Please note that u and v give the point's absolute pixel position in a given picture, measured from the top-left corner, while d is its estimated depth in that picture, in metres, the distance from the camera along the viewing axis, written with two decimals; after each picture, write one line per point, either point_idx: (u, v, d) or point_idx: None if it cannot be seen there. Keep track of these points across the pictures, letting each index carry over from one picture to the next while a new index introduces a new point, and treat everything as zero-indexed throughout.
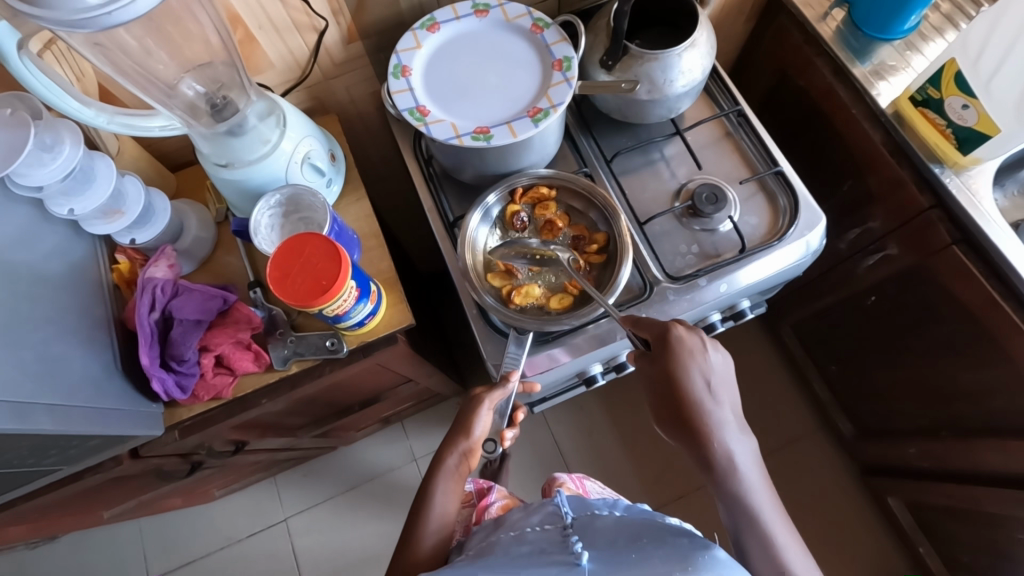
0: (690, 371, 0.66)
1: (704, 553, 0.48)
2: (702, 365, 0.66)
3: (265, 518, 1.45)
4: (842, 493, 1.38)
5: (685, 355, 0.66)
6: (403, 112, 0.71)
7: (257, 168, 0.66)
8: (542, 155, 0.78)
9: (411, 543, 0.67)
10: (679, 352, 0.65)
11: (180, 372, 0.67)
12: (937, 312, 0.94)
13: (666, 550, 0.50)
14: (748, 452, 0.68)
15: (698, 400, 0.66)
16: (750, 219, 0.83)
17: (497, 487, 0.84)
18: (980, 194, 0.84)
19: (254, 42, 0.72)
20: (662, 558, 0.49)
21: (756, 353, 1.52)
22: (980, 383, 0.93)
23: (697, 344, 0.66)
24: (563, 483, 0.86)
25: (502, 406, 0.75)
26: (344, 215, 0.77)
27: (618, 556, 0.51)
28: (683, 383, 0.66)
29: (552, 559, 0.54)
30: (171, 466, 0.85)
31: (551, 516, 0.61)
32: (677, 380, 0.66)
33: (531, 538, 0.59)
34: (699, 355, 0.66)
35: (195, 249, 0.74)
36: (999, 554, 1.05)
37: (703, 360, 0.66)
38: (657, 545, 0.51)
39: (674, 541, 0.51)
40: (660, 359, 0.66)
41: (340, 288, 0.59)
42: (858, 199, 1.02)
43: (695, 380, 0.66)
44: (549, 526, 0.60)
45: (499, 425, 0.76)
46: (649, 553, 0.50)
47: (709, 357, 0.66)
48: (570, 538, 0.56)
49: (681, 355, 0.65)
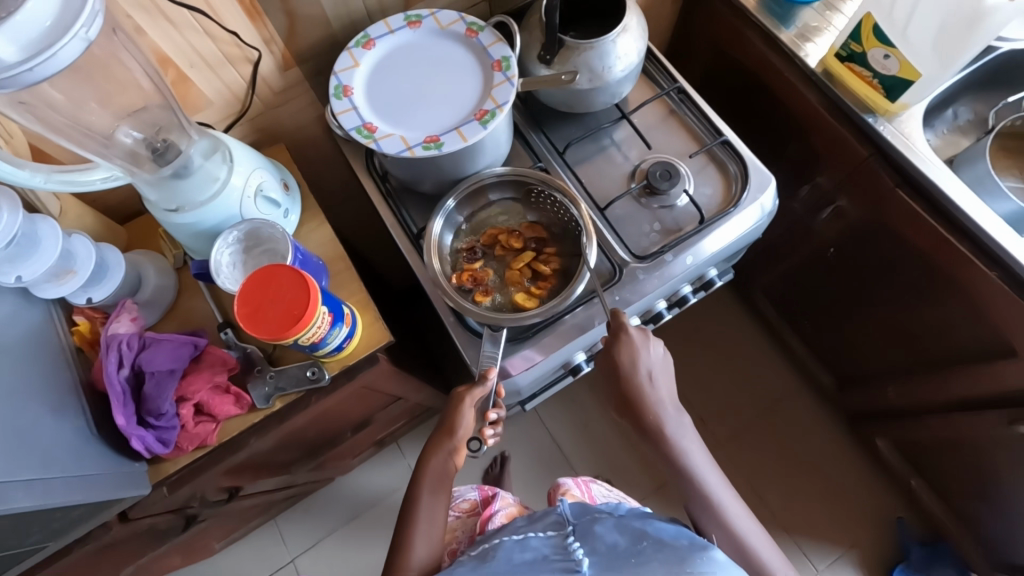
0: (634, 363, 0.70)
1: (702, 555, 0.53)
2: (646, 358, 0.71)
3: (272, 563, 1.41)
4: (832, 440, 1.44)
5: (631, 350, 0.70)
6: (351, 131, 0.70)
7: (210, 207, 0.65)
8: (496, 154, 0.78)
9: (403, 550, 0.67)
10: (627, 347, 0.70)
11: (160, 426, 0.65)
12: (889, 253, 0.99)
13: (666, 553, 0.54)
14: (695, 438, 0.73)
15: (641, 389, 0.71)
16: (705, 189, 0.86)
17: (502, 494, 0.84)
18: (913, 137, 0.89)
19: (187, 80, 0.71)
20: (662, 561, 0.53)
21: (732, 319, 1.56)
22: (940, 314, 0.98)
23: (641, 340, 0.70)
24: (568, 491, 0.85)
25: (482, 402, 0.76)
26: (307, 242, 0.77)
27: (619, 560, 0.55)
28: (629, 374, 0.71)
29: (555, 567, 0.56)
30: (165, 523, 0.83)
31: (555, 522, 0.63)
32: (625, 374, 0.71)
33: (535, 544, 0.60)
34: (643, 349, 0.70)
35: (158, 298, 0.72)
36: (982, 473, 1.10)
37: (646, 356, 0.71)
38: (658, 548, 0.55)
39: (674, 543, 0.56)
40: (610, 353, 0.71)
41: (312, 315, 0.58)
42: (803, 156, 1.06)
43: (640, 371, 0.71)
44: (553, 533, 0.61)
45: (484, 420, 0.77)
46: (648, 556, 0.54)
47: (649, 352, 0.71)
48: (571, 542, 0.59)
49: (629, 349, 0.70)
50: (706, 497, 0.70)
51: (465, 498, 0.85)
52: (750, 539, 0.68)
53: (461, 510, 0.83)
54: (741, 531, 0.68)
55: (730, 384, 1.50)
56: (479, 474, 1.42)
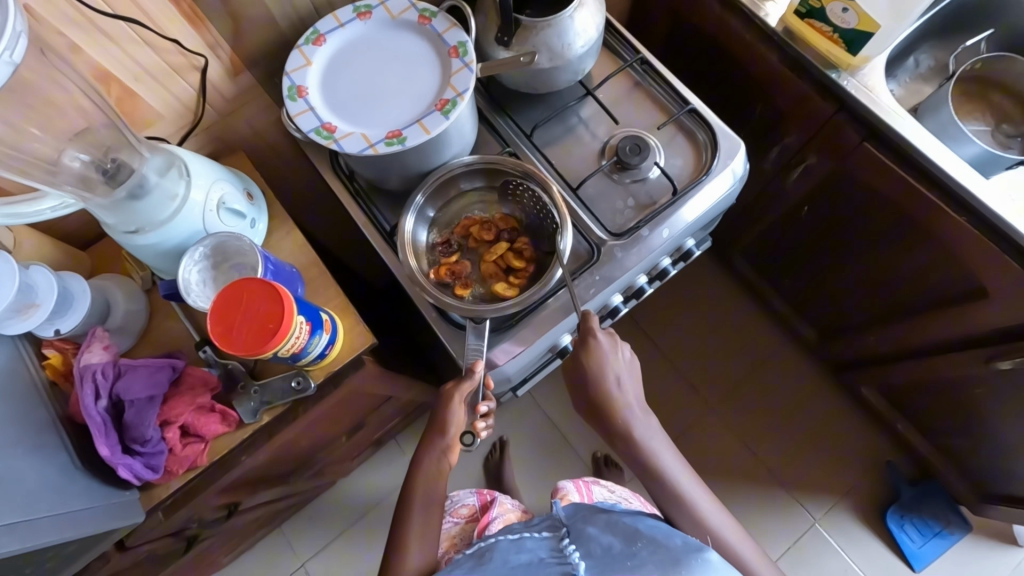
0: (601, 367, 0.72)
1: (696, 556, 0.55)
2: (613, 360, 0.72)
3: (282, 570, 1.42)
4: (820, 392, 1.47)
5: (600, 355, 0.71)
6: (309, 133, 0.68)
7: (172, 225, 0.63)
8: (462, 144, 0.77)
9: (398, 554, 0.67)
10: (597, 354, 0.71)
11: (147, 452, 0.64)
12: (861, 206, 1.00)
13: (660, 555, 0.56)
14: (664, 438, 0.74)
15: (608, 393, 0.73)
16: (676, 160, 0.85)
17: (500, 500, 0.86)
18: (876, 90, 0.89)
19: (133, 95, 0.68)
20: (657, 562, 0.55)
21: (714, 284, 1.57)
22: (913, 262, 0.99)
23: (609, 345, 0.72)
24: (566, 495, 0.87)
25: (472, 396, 0.76)
26: (278, 250, 0.75)
27: (614, 561, 0.56)
28: (596, 378, 0.72)
29: (552, 568, 0.58)
30: (165, 547, 0.82)
31: (551, 524, 0.65)
32: (593, 378, 0.72)
33: (530, 546, 0.61)
34: (609, 351, 0.72)
35: (130, 323, 0.71)
36: (964, 411, 1.14)
37: (615, 357, 0.72)
38: (651, 548, 0.57)
39: (667, 543, 0.58)
40: (581, 360, 0.72)
41: (289, 326, 0.57)
42: (770, 117, 1.06)
43: (608, 374, 0.72)
44: (548, 535, 0.63)
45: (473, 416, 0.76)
46: (643, 559, 0.56)
47: (618, 353, 0.73)
48: (565, 545, 0.61)
49: (598, 355, 0.71)
50: (679, 495, 0.70)
51: (464, 503, 0.87)
52: (725, 534, 0.68)
53: (461, 515, 0.86)
54: (717, 532, 0.68)
55: (718, 349, 1.52)
56: (480, 463, 1.43)
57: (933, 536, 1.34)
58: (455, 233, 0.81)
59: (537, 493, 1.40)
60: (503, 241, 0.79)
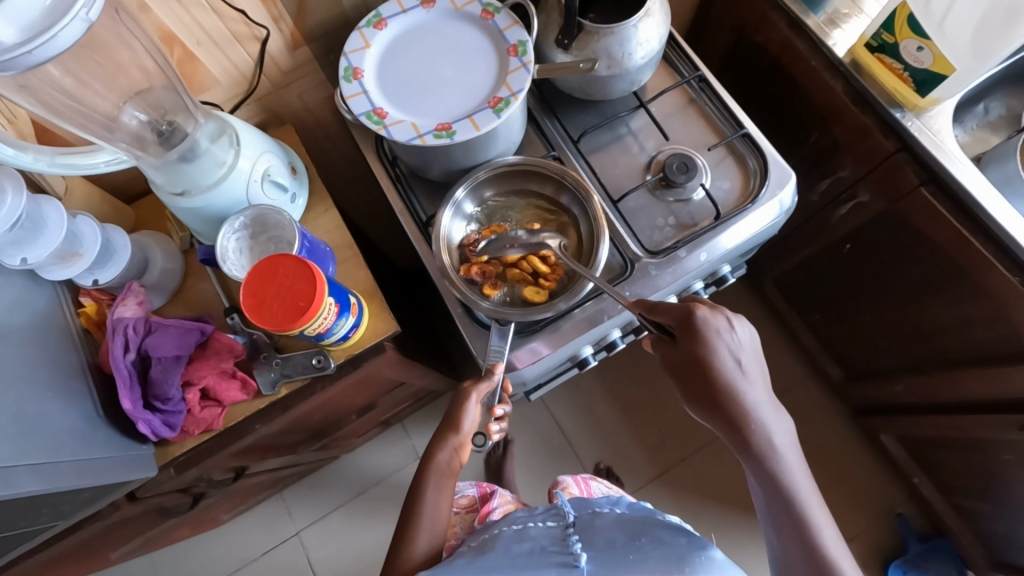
0: (717, 348, 0.65)
1: (701, 554, 0.54)
2: (729, 342, 0.66)
3: (278, 536, 1.44)
4: (837, 434, 1.44)
5: (712, 335, 0.65)
6: (360, 116, 0.68)
7: (216, 192, 0.64)
8: (508, 143, 0.76)
9: (406, 544, 0.68)
10: (707, 332, 0.65)
11: (167, 410, 0.65)
12: (910, 251, 0.97)
13: (664, 551, 0.55)
14: (789, 439, 0.66)
15: (730, 377, 0.65)
16: (722, 183, 0.83)
17: (500, 492, 0.86)
18: (941, 134, 0.86)
19: (194, 59, 0.69)
20: (660, 558, 0.54)
21: (741, 310, 1.54)
22: (958, 314, 0.95)
23: (721, 323, 0.66)
24: (566, 488, 0.87)
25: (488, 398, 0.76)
26: (314, 228, 0.76)
27: (617, 556, 0.56)
28: (715, 360, 0.65)
29: (552, 558, 0.58)
30: (173, 500, 0.84)
31: (556, 515, 0.66)
32: (709, 360, 0.65)
33: (534, 534, 0.63)
34: (725, 332, 0.66)
35: (164, 282, 0.72)
36: (988, 474, 1.09)
37: (731, 338, 0.66)
38: (655, 545, 0.56)
39: (671, 541, 0.57)
40: (687, 341, 0.66)
41: (318, 307, 0.57)
42: (825, 148, 1.03)
43: (725, 358, 0.65)
44: (553, 525, 0.64)
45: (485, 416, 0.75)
46: (646, 554, 0.55)
47: (736, 333, 0.66)
48: (571, 537, 0.61)
49: (709, 335, 0.65)
50: (795, 507, 0.62)
51: (463, 494, 0.87)
52: (839, 563, 0.59)
53: (460, 506, 0.86)
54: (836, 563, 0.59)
55: None
56: (482, 458, 1.44)
57: None
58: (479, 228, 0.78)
59: (534, 494, 1.40)
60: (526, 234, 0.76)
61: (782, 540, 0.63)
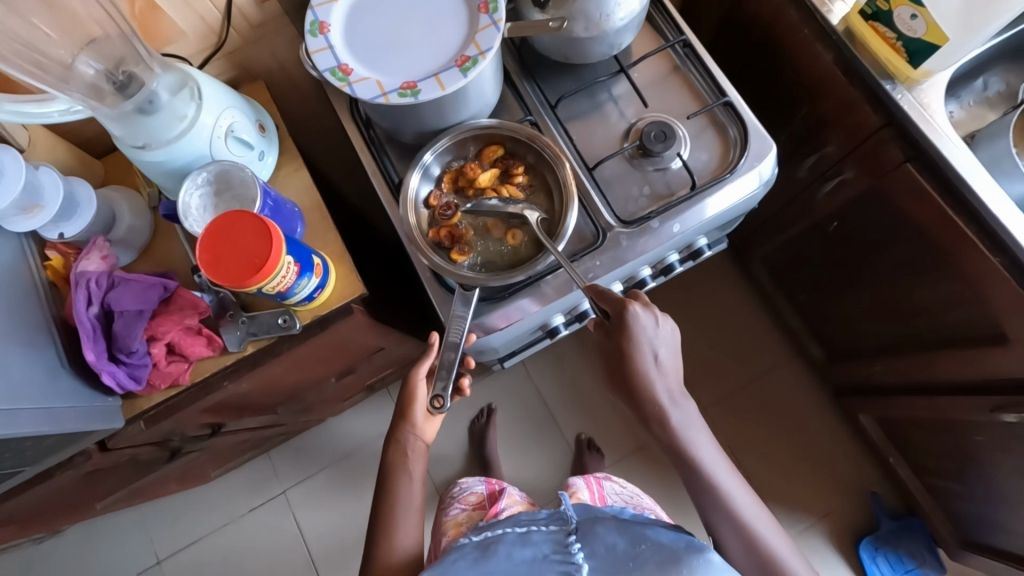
0: (639, 348, 0.69)
1: (700, 556, 0.56)
2: (651, 337, 0.69)
3: (264, 493, 1.49)
4: (817, 412, 1.45)
5: (639, 332, 0.68)
6: (324, 73, 0.66)
7: (177, 146, 0.63)
8: (481, 104, 0.75)
9: (390, 537, 0.72)
10: (634, 328, 0.68)
11: (131, 363, 0.66)
12: (891, 230, 0.95)
13: (662, 555, 0.57)
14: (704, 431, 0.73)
15: (645, 372, 0.70)
16: (701, 155, 0.81)
17: (509, 491, 0.87)
18: (931, 108, 0.83)
19: (156, 9, 0.67)
20: (659, 564, 0.56)
21: (730, 288, 1.53)
22: (937, 295, 0.94)
23: (649, 319, 0.68)
24: (577, 492, 0.86)
25: (446, 359, 0.72)
26: (283, 187, 0.75)
27: (617, 564, 0.57)
28: (634, 358, 0.69)
29: (554, 569, 0.58)
30: (148, 452, 0.86)
31: (557, 516, 0.63)
32: (631, 356, 0.69)
33: (536, 539, 0.61)
34: (651, 329, 0.69)
35: (132, 237, 0.72)
36: (961, 456, 1.10)
37: (654, 333, 0.69)
38: (655, 551, 0.57)
39: (670, 545, 0.58)
40: (617, 336, 0.69)
41: (274, 265, 0.57)
42: (814, 124, 1.00)
43: (644, 355, 0.69)
44: (555, 528, 0.62)
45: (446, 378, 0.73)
46: (646, 560, 0.57)
47: (660, 330, 0.69)
48: (573, 543, 0.60)
49: (636, 331, 0.68)
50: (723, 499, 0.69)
51: (472, 491, 0.89)
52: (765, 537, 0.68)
53: (468, 503, 0.87)
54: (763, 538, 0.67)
55: (721, 353, 1.49)
56: (466, 425, 1.47)
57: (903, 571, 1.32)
58: (448, 190, 0.77)
59: (516, 461, 1.43)
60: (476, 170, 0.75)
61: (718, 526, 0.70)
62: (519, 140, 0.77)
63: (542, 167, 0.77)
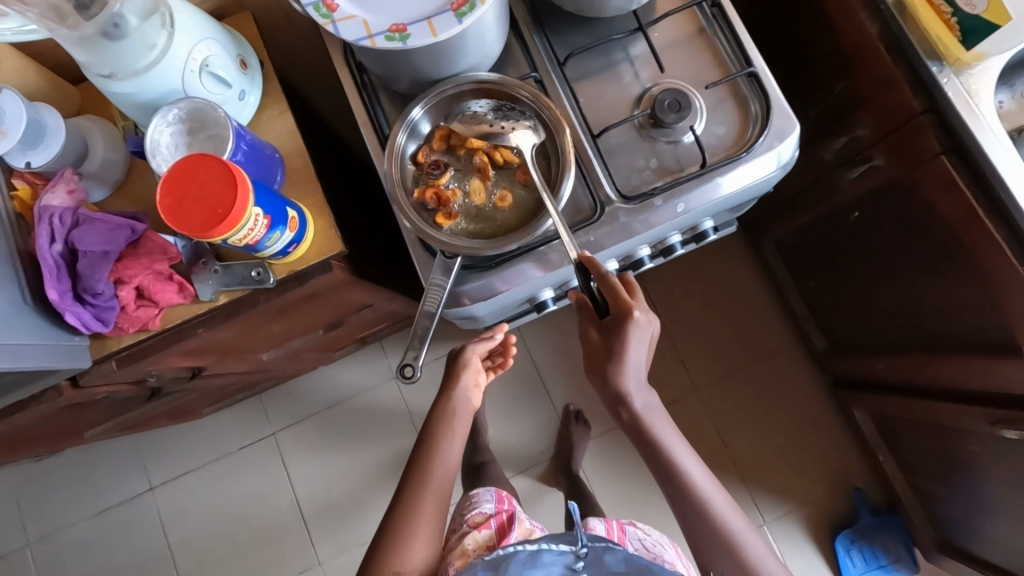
0: (628, 351, 0.67)
1: None
2: (642, 341, 0.67)
3: (255, 433, 1.51)
4: (812, 403, 1.42)
5: (632, 334, 0.66)
6: (307, 7, 0.61)
7: (147, 79, 0.59)
8: (480, 55, 0.69)
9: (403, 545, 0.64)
10: (630, 330, 0.66)
11: (98, 305, 0.65)
12: (914, 226, 0.89)
13: None
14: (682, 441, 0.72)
15: (626, 377, 0.68)
16: (716, 129, 0.75)
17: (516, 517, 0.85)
18: (978, 96, 0.76)
19: None
20: None
21: (739, 270, 1.47)
22: (953, 300, 0.89)
23: (644, 322, 0.66)
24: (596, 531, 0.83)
25: (419, 330, 0.69)
26: (264, 130, 0.70)
27: None
28: (622, 362, 0.67)
29: None
30: (127, 390, 0.86)
31: (567, 537, 0.66)
32: (617, 359, 0.67)
33: (546, 561, 0.64)
34: (643, 332, 0.67)
35: (105, 172, 0.68)
36: (952, 464, 1.07)
37: (647, 336, 0.67)
38: None
39: None
40: (611, 336, 0.67)
41: (240, 216, 0.53)
42: (848, 103, 0.92)
43: (633, 358, 0.67)
44: (565, 550, 0.65)
45: (416, 347, 0.69)
46: None
47: (649, 333, 0.67)
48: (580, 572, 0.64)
49: (630, 333, 0.66)
50: (704, 508, 0.68)
51: (479, 511, 0.86)
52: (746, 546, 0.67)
53: (474, 521, 0.84)
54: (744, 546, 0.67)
55: (721, 335, 1.46)
56: None
57: (877, 566, 1.33)
58: (437, 147, 0.72)
59: (503, 425, 1.43)
60: (484, 119, 0.70)
61: (698, 536, 0.68)
62: (520, 100, 0.71)
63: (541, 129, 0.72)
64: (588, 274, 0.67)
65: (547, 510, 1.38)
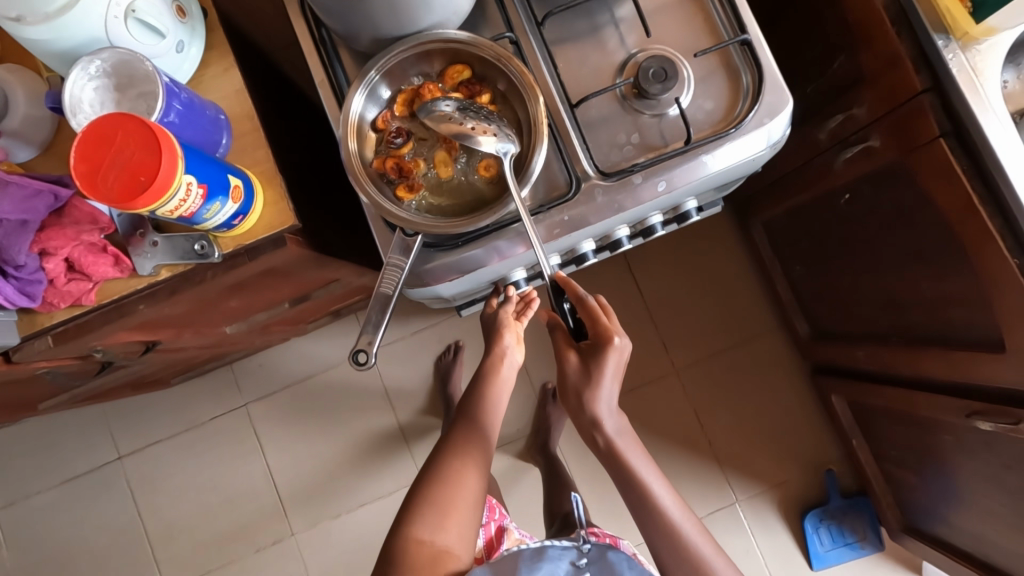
0: (600, 380, 0.65)
1: None
2: (615, 370, 0.66)
3: (225, 404, 1.47)
4: (791, 386, 1.41)
5: (606, 364, 0.65)
6: None
7: (61, 23, 0.53)
8: (447, 11, 0.62)
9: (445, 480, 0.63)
10: (605, 358, 0.65)
11: (23, 278, 0.60)
12: (905, 213, 0.85)
13: None
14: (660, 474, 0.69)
15: (598, 406, 0.66)
16: (704, 102, 0.69)
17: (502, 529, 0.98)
18: (983, 74, 0.71)
19: None
20: None
21: (725, 249, 1.43)
22: (939, 290, 0.86)
23: (618, 352, 0.65)
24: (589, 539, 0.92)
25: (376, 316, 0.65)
26: (207, 88, 0.63)
27: None
28: (592, 391, 0.66)
29: None
30: (73, 364, 0.81)
31: None
32: (590, 386, 0.66)
33: None
34: (618, 361, 0.66)
35: (28, 130, 0.62)
36: (924, 452, 1.07)
37: (621, 365, 0.66)
38: None
39: None
40: (587, 361, 0.66)
41: (166, 187, 0.48)
42: (848, 77, 0.86)
43: (605, 387, 0.66)
44: None
45: (371, 335, 0.65)
46: None
47: (622, 362, 0.66)
48: None
49: (606, 362, 0.65)
50: (677, 541, 0.67)
51: None
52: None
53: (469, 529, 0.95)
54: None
55: (704, 316, 1.43)
56: (432, 359, 1.43)
57: (842, 545, 1.35)
58: (399, 114, 0.66)
59: None
60: (452, 118, 0.63)
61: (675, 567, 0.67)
62: (489, 64, 0.65)
63: (514, 100, 0.66)
64: (564, 295, 0.68)
65: (522, 486, 1.38)
